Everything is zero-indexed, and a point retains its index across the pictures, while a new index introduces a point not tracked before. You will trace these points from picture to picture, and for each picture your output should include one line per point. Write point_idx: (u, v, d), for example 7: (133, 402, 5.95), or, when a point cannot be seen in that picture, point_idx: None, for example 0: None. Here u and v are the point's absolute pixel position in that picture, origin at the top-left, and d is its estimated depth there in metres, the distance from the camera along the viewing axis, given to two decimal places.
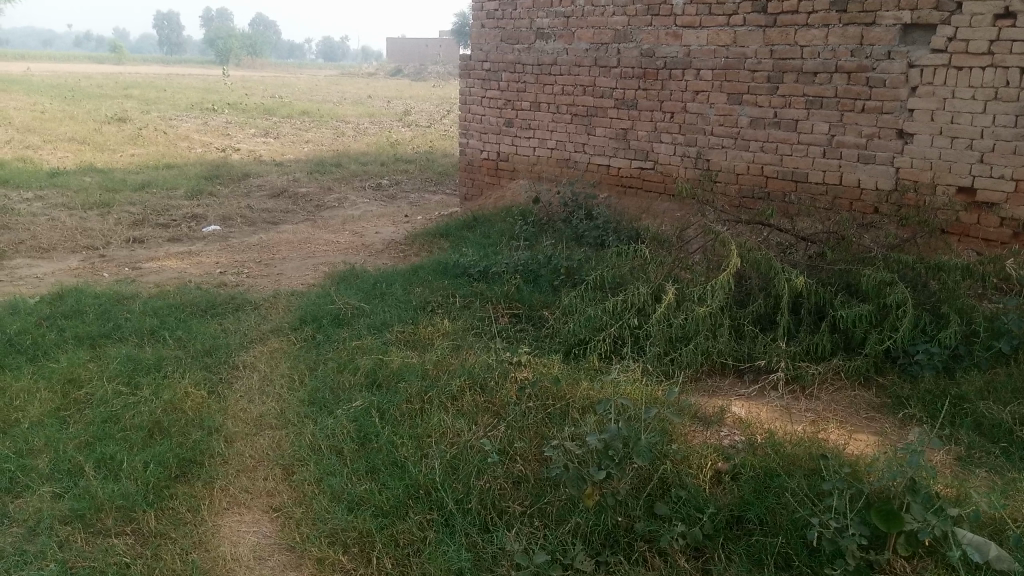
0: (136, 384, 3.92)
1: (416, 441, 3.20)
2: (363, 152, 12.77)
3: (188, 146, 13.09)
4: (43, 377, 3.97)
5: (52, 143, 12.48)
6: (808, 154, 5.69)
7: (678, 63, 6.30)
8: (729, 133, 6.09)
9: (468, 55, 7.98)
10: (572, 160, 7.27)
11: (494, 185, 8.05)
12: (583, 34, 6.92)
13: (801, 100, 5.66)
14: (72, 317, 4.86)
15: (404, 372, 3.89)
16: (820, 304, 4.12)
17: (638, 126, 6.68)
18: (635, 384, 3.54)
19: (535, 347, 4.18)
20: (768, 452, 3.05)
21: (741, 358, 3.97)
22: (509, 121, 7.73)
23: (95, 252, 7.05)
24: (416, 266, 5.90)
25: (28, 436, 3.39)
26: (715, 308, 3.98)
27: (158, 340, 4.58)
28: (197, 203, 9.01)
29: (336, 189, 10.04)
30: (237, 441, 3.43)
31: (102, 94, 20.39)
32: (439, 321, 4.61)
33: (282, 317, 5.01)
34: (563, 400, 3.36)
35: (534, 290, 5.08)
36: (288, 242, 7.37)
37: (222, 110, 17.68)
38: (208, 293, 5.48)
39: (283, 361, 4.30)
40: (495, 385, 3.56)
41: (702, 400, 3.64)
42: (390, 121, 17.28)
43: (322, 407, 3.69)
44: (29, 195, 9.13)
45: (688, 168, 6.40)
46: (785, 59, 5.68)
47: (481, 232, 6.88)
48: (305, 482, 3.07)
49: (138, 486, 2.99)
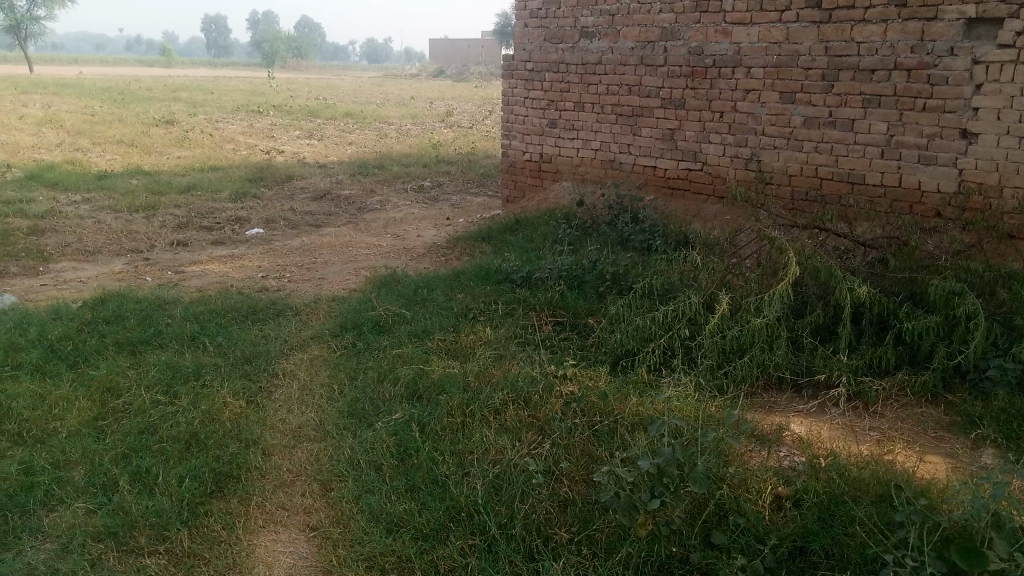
0: (174, 393, 3.86)
1: (458, 457, 3.08)
2: (405, 153, 12.72)
3: (233, 148, 13.17)
4: (82, 386, 3.93)
5: (101, 146, 12.66)
6: (865, 154, 5.45)
7: (728, 61, 6.09)
8: (781, 133, 5.87)
9: (510, 55, 7.85)
10: (616, 161, 7.10)
11: (537, 186, 7.91)
12: (629, 32, 6.74)
13: (857, 98, 5.42)
14: (114, 322, 4.84)
15: (445, 383, 3.76)
16: (883, 315, 3.91)
17: (685, 126, 6.48)
18: (688, 400, 3.37)
19: (581, 358, 4.03)
20: (832, 476, 2.86)
21: (799, 372, 3.78)
22: (552, 121, 7.58)
23: (139, 255, 7.06)
24: (458, 271, 5.78)
25: (64, 447, 3.34)
26: (773, 319, 3.77)
27: (198, 347, 4.52)
28: (241, 206, 9.01)
29: (378, 191, 9.98)
30: (275, 454, 3.34)
31: (151, 97, 20.66)
32: (481, 328, 4.48)
33: (322, 323, 4.93)
34: (611, 416, 3.20)
35: (579, 297, 4.93)
36: (330, 245, 7.31)
37: (268, 112, 17.82)
38: (249, 298, 5.42)
39: (323, 369, 4.21)
40: (539, 398, 3.41)
41: (758, 417, 3.45)
42: (432, 122, 17.23)
43: (361, 418, 3.58)
44: (77, 198, 9.21)
45: (738, 170, 6.19)
46: (841, 57, 5.44)
47: (524, 236, 6.74)
48: (343, 500, 2.96)
49: (173, 502, 2.91)
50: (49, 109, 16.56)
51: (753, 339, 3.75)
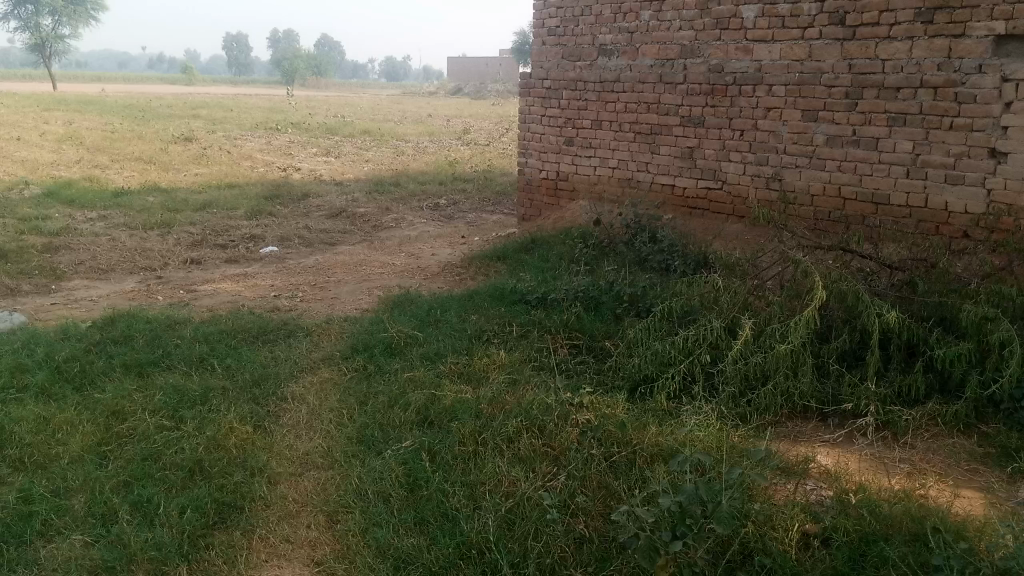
0: (180, 417, 3.76)
1: (469, 489, 2.95)
2: (421, 171, 12.67)
3: (250, 165, 13.17)
4: (87, 409, 3.84)
5: (119, 163, 12.70)
6: (890, 174, 5.31)
7: (749, 79, 5.98)
8: (803, 152, 5.74)
9: (527, 73, 7.77)
10: (634, 179, 6.98)
11: (553, 205, 7.81)
12: (648, 50, 6.65)
13: (882, 117, 5.29)
14: (123, 343, 4.76)
15: (458, 409, 3.65)
16: (912, 341, 3.75)
17: (705, 145, 6.36)
18: (709, 430, 3.24)
19: (598, 384, 3.91)
20: (862, 514, 2.72)
21: (825, 401, 3.64)
22: (569, 139, 7.48)
23: (152, 274, 7.01)
24: (472, 292, 5.67)
25: (66, 474, 3.25)
26: (798, 345, 3.62)
27: (207, 368, 4.43)
28: (256, 224, 8.96)
29: (393, 209, 9.92)
30: (281, 483, 3.23)
31: (171, 114, 20.79)
32: (495, 351, 4.36)
33: (333, 344, 4.83)
34: (629, 446, 3.07)
35: (596, 319, 4.80)
36: (344, 264, 7.23)
37: (285, 130, 17.87)
38: (260, 318, 5.33)
39: (334, 393, 4.11)
40: (555, 426, 3.28)
41: (783, 448, 3.31)
42: (449, 140, 17.20)
43: (371, 446, 3.47)
44: (93, 215, 9.20)
45: (759, 189, 6.06)
46: (865, 74, 5.31)
47: (540, 255, 6.62)
48: (350, 533, 2.84)
49: (173, 535, 2.80)
50: (70, 126, 16.69)
51: (777, 366, 3.60)
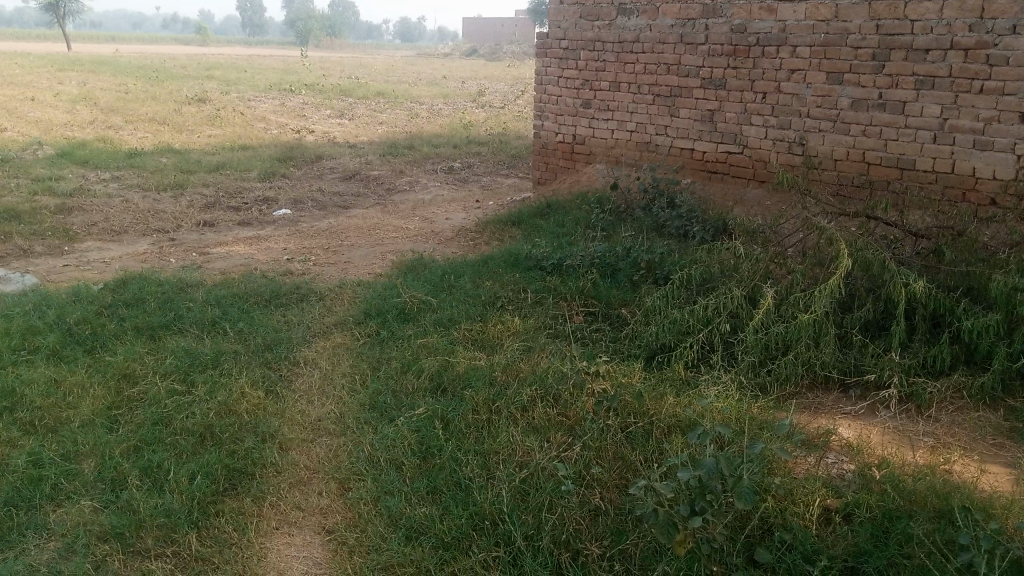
0: (191, 381, 3.72)
1: (483, 459, 2.90)
2: (435, 133, 12.52)
3: (264, 127, 13.07)
4: (98, 372, 3.81)
5: (133, 123, 12.63)
6: (916, 138, 5.17)
7: (772, 40, 5.81)
8: (827, 115, 5.59)
9: (544, 33, 7.60)
10: (652, 143, 6.84)
11: (570, 169, 7.68)
12: (669, 9, 6.47)
13: (910, 80, 5.13)
14: (134, 306, 4.72)
15: (471, 377, 3.59)
16: (937, 311, 3.65)
17: (726, 108, 6.21)
18: (728, 400, 3.17)
19: (615, 352, 3.84)
20: (885, 489, 2.65)
21: (847, 372, 3.56)
22: (586, 101, 7.33)
23: (165, 236, 6.97)
24: (486, 257, 5.59)
25: (76, 438, 3.22)
26: (821, 315, 3.53)
27: (219, 332, 4.39)
28: (269, 186, 8.90)
29: (407, 172, 9.82)
30: (292, 449, 3.19)
31: (184, 75, 20.63)
32: (509, 318, 4.29)
33: (346, 309, 4.78)
34: (646, 417, 3.00)
35: (612, 286, 4.71)
36: (357, 228, 7.15)
37: (300, 91, 17.71)
38: (272, 281, 5.28)
39: (346, 358, 4.06)
40: (569, 395, 3.22)
41: (803, 420, 3.24)
42: (464, 102, 17.01)
43: (383, 412, 3.42)
44: (106, 176, 9.15)
45: (781, 154, 5.92)
46: (894, 35, 5.14)
47: (555, 220, 6.52)
48: (361, 501, 2.80)
49: (183, 501, 2.77)
50: (84, 86, 16.60)
51: (798, 335, 3.51)
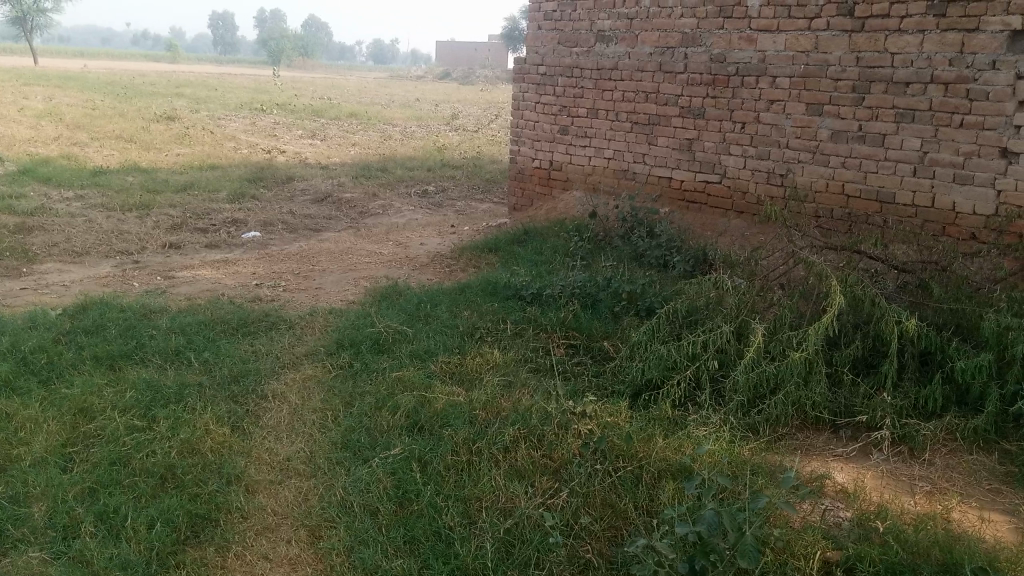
0: (152, 416, 3.51)
1: (464, 505, 2.74)
2: (408, 156, 12.39)
3: (234, 146, 12.85)
4: (53, 406, 3.60)
5: (100, 140, 12.35)
6: (896, 171, 5.13)
7: (752, 70, 5.77)
8: (806, 146, 5.55)
9: (522, 59, 7.52)
10: (630, 171, 6.77)
11: (546, 195, 7.58)
12: (648, 37, 6.42)
13: (890, 112, 5.10)
14: (94, 333, 4.51)
15: (449, 414, 3.43)
16: (928, 350, 3.57)
17: (705, 137, 6.15)
18: (718, 443, 3.05)
19: (597, 389, 3.71)
20: (886, 541, 2.52)
21: (837, 412, 3.45)
22: (564, 128, 7.25)
23: (129, 258, 6.73)
24: (463, 285, 5.44)
25: (27, 478, 3.01)
26: (812, 353, 3.43)
27: (183, 363, 4.19)
28: (239, 207, 8.69)
29: (380, 195, 9.66)
30: (259, 492, 3.01)
31: (153, 92, 20.29)
32: (488, 350, 4.14)
33: (318, 339, 4.59)
34: (635, 460, 2.86)
35: (593, 318, 4.58)
36: (329, 252, 6.97)
37: (272, 111, 17.53)
38: (241, 308, 5.08)
39: (318, 392, 3.88)
40: (553, 435, 3.07)
41: (796, 463, 3.12)
42: (437, 125, 16.92)
43: (357, 452, 3.24)
44: (70, 194, 8.89)
45: (760, 184, 5.87)
46: (874, 68, 5.12)
47: (533, 248, 6.40)
48: (333, 552, 2.62)
49: (140, 552, 2.58)
50: (51, 102, 16.28)
51: (788, 374, 3.40)
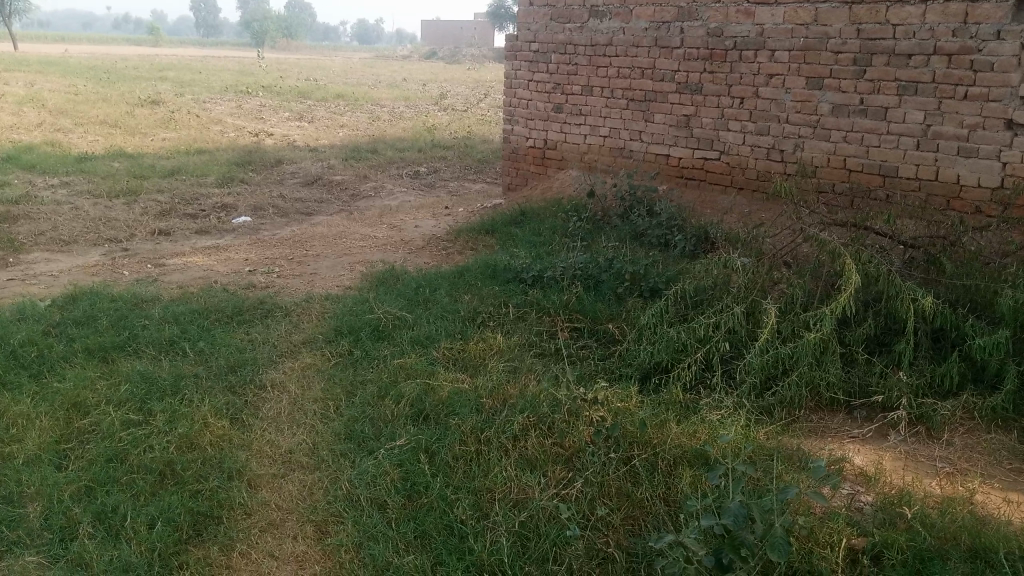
0: (148, 409, 3.41)
1: (475, 497, 2.65)
2: (398, 137, 12.22)
3: (221, 130, 12.65)
4: (45, 401, 3.49)
5: (84, 126, 12.13)
6: (898, 145, 5.04)
7: (750, 44, 5.65)
8: (807, 121, 5.45)
9: (513, 36, 7.37)
10: (627, 148, 6.65)
11: (541, 175, 7.46)
12: (642, 12, 6.28)
13: (892, 85, 5.00)
14: (85, 325, 4.39)
15: (455, 402, 3.34)
16: (942, 327, 3.49)
17: (703, 113, 6.04)
18: (733, 427, 2.98)
19: (605, 373, 3.62)
20: (912, 526, 2.45)
21: (852, 393, 3.39)
22: (558, 106, 7.11)
23: (118, 246, 6.59)
24: (462, 268, 5.33)
25: (21, 478, 2.91)
26: (827, 333, 3.35)
27: (178, 353, 4.08)
28: (228, 192, 8.54)
29: (372, 177, 9.52)
30: (262, 487, 2.91)
31: (136, 76, 19.98)
32: (491, 335, 4.05)
33: (316, 326, 4.48)
34: (650, 447, 2.78)
35: (597, 299, 4.49)
36: (322, 236, 6.85)
37: (258, 93, 17.29)
38: (235, 296, 4.97)
39: (318, 381, 3.78)
40: (563, 422, 2.98)
41: (812, 447, 3.05)
42: (426, 105, 16.72)
43: (361, 443, 3.15)
44: (55, 181, 8.71)
45: (759, 160, 5.77)
46: (875, 40, 5.02)
47: (531, 229, 6.28)
48: (342, 548, 2.53)
49: (141, 553, 2.49)
50: (32, 87, 16.01)
51: (801, 354, 3.33)
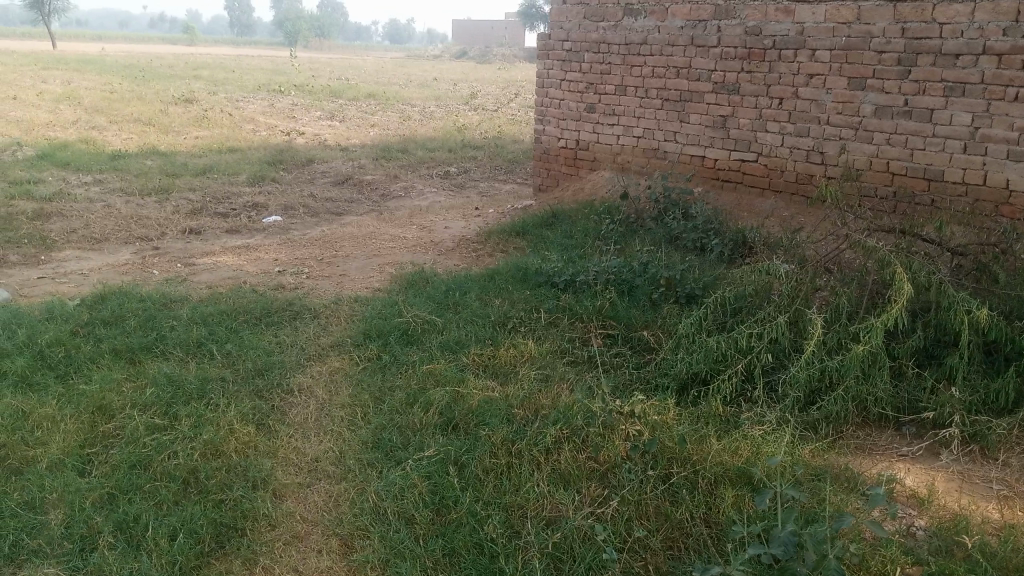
0: (173, 414, 3.35)
1: (506, 514, 2.55)
2: (429, 136, 12.18)
3: (253, 129, 12.69)
4: (70, 403, 3.44)
5: (118, 124, 12.21)
6: (945, 148, 4.87)
7: (790, 43, 5.48)
8: (848, 122, 5.27)
9: (546, 35, 7.25)
10: (661, 149, 6.51)
11: (573, 176, 7.34)
12: (678, 10, 6.13)
13: (938, 86, 4.83)
14: (113, 325, 4.35)
15: (485, 412, 3.23)
16: (996, 340, 3.33)
17: (740, 113, 5.89)
18: (776, 444, 2.85)
19: (640, 384, 3.51)
20: (971, 555, 2.31)
21: (900, 409, 3.24)
22: (590, 106, 6.98)
23: (149, 244, 6.58)
24: (492, 271, 5.23)
25: (43, 484, 2.86)
26: (876, 345, 3.20)
27: (205, 355, 4.03)
28: (259, 191, 8.52)
29: (402, 177, 9.46)
30: (287, 497, 2.83)
31: (171, 75, 20.16)
32: (522, 341, 3.94)
33: (344, 329, 4.41)
34: (690, 465, 2.66)
35: (631, 306, 4.37)
36: (352, 237, 6.79)
37: (290, 92, 17.36)
38: (263, 297, 4.91)
39: (346, 386, 3.70)
40: (597, 435, 2.86)
41: (859, 465, 2.92)
42: (457, 105, 16.66)
43: (389, 453, 3.06)
44: (88, 179, 8.75)
45: (799, 162, 5.60)
46: (921, 39, 4.84)
47: (563, 231, 6.17)
48: (368, 565, 2.45)
49: (162, 566, 2.42)
50: (69, 85, 16.19)
51: (847, 368, 3.19)
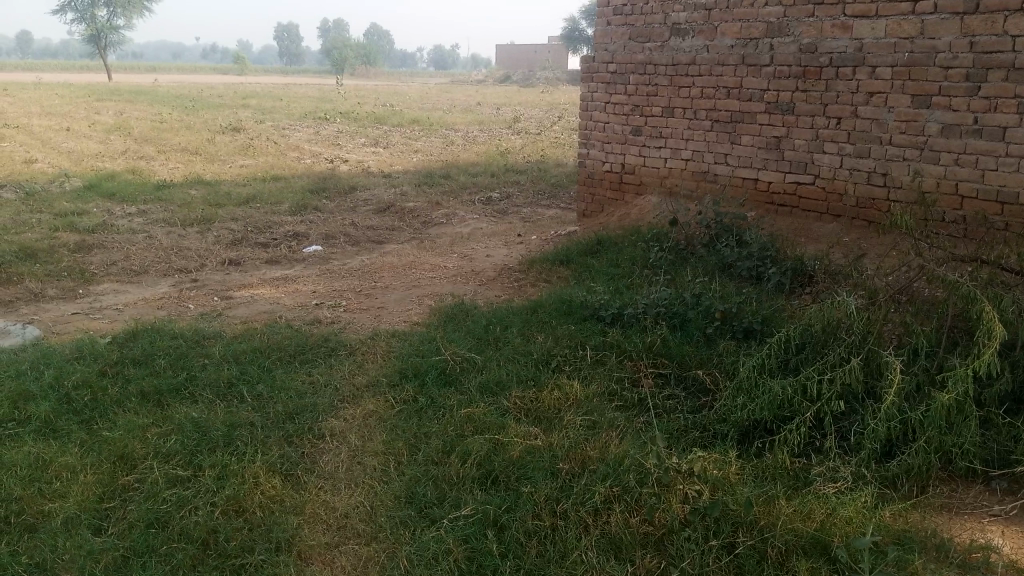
0: (197, 464, 3.16)
1: None
2: (472, 161, 12.02)
3: (297, 156, 12.68)
4: (92, 452, 3.27)
5: (166, 154, 12.29)
6: (1020, 168, 4.52)
7: (848, 60, 5.17)
8: (913, 142, 4.94)
9: (590, 56, 7.02)
10: (710, 172, 6.22)
11: (618, 200, 7.08)
12: (728, 28, 5.86)
13: (1011, 102, 4.49)
14: (143, 365, 4.19)
15: (527, 466, 2.98)
16: None
17: (794, 134, 5.58)
18: (850, 507, 2.56)
19: (696, 432, 3.23)
20: None
21: (990, 461, 2.89)
22: (637, 128, 6.72)
23: (187, 276, 6.48)
24: (535, 303, 4.98)
25: (56, 542, 2.68)
26: (962, 392, 2.86)
27: (236, 397, 3.85)
28: (300, 220, 8.41)
29: (444, 203, 9.29)
30: (312, 560, 2.61)
31: (221, 104, 20.36)
32: (566, 383, 3.68)
33: (380, 366, 4.19)
34: (761, 540, 2.40)
35: (684, 342, 4.08)
36: (392, 267, 6.61)
37: (335, 119, 17.42)
38: (298, 332, 4.72)
39: (379, 430, 3.48)
40: (651, 495, 2.62)
41: (945, 529, 2.58)
42: (500, 129, 16.55)
43: (423, 510, 2.82)
44: (132, 209, 8.74)
45: (859, 185, 5.27)
46: (992, 53, 4.51)
47: (609, 259, 5.90)
48: None
49: None
50: (120, 116, 16.43)
51: (929, 417, 2.85)
